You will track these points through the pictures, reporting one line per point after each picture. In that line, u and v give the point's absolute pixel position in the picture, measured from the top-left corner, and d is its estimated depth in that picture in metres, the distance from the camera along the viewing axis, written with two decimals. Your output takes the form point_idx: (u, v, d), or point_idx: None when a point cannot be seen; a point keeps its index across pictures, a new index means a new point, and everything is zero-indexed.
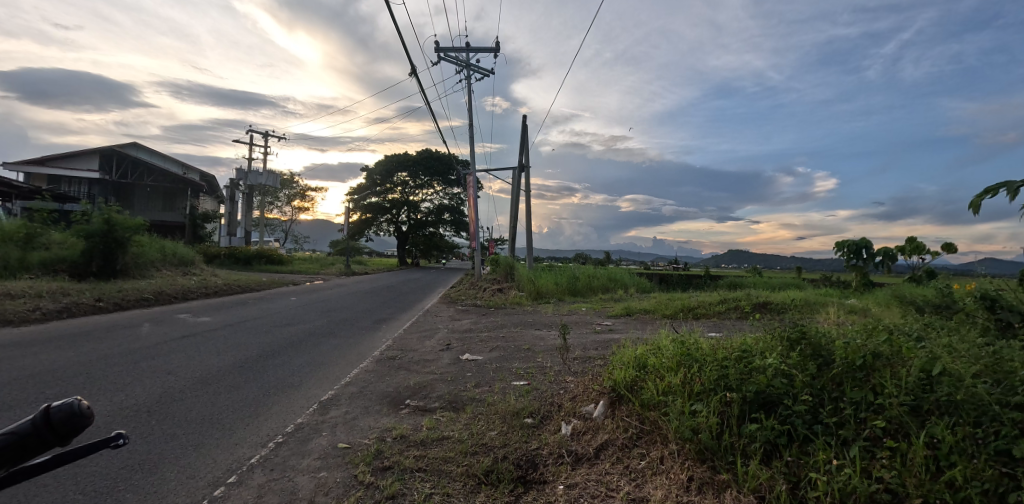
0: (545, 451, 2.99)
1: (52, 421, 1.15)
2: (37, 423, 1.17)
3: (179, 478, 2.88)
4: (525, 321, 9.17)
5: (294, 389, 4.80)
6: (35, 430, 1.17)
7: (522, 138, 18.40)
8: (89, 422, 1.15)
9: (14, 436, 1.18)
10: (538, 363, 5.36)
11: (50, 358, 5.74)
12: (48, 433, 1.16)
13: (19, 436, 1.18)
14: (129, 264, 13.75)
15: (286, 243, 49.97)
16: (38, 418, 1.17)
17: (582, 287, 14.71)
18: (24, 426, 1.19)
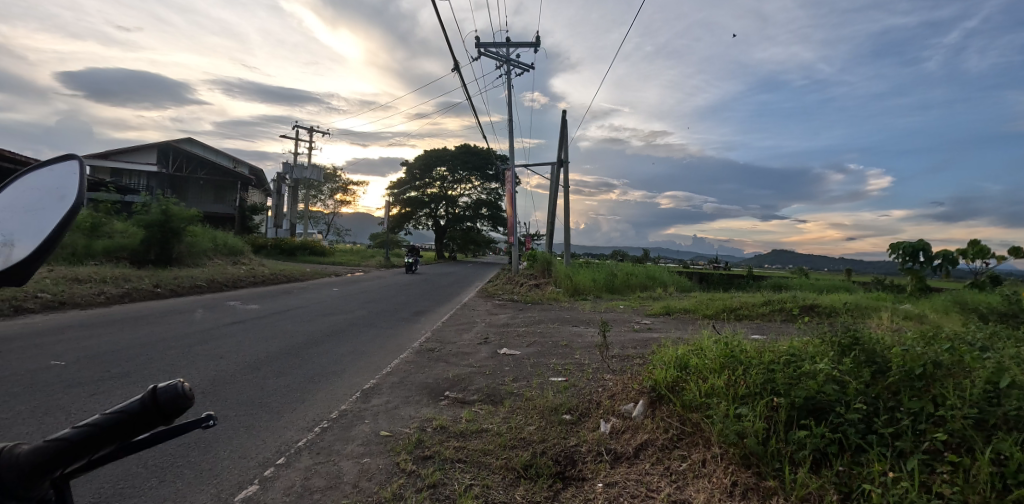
0: (584, 448, 2.96)
1: (152, 403, 0.93)
2: (122, 416, 0.93)
3: (231, 457, 3.03)
4: (561, 317, 9.15)
5: (338, 377, 4.93)
6: (124, 420, 0.94)
7: (562, 133, 18.15)
8: (189, 403, 0.94)
9: (65, 443, 0.92)
10: (575, 360, 5.34)
11: (113, 340, 6.12)
12: (147, 424, 0.94)
13: (74, 443, 0.92)
14: (183, 252, 14.55)
15: (328, 235, 51.49)
16: (123, 410, 0.94)
17: (620, 285, 14.51)
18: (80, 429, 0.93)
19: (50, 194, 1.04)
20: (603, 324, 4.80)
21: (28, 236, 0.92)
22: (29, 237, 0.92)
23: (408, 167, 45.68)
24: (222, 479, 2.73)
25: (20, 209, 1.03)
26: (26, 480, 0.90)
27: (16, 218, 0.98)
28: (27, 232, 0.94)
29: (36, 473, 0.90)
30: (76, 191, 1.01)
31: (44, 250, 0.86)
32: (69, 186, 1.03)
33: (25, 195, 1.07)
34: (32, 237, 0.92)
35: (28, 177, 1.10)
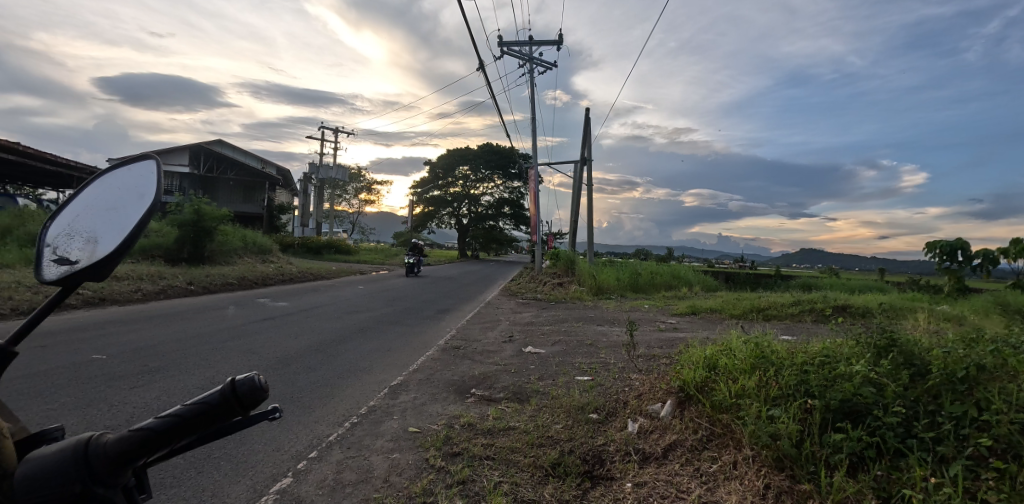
0: (612, 447, 2.94)
1: (232, 396, 0.94)
2: (203, 408, 0.95)
3: (265, 450, 3.11)
4: (586, 316, 9.11)
5: (365, 373, 5.01)
6: (205, 411, 0.95)
7: (585, 131, 18.04)
8: (268, 395, 0.95)
9: (150, 432, 0.93)
10: (601, 359, 5.31)
11: (151, 335, 6.36)
12: (227, 415, 0.95)
13: (159, 432, 0.93)
14: (215, 251, 14.99)
15: (353, 234, 52.35)
16: (204, 402, 0.95)
17: (643, 284, 14.36)
18: (164, 419, 0.95)
19: (128, 193, 1.08)
20: (629, 323, 4.77)
21: (111, 234, 0.96)
22: (112, 234, 0.96)
23: (430, 166, 46.11)
24: (257, 471, 2.81)
25: (99, 205, 1.08)
26: (110, 469, 0.91)
27: (99, 216, 1.04)
28: (109, 229, 0.99)
29: (121, 462, 0.92)
30: (153, 190, 1.05)
31: (124, 246, 0.89)
32: (145, 185, 1.07)
33: (104, 192, 1.12)
34: (114, 235, 0.96)
35: (108, 174, 1.15)
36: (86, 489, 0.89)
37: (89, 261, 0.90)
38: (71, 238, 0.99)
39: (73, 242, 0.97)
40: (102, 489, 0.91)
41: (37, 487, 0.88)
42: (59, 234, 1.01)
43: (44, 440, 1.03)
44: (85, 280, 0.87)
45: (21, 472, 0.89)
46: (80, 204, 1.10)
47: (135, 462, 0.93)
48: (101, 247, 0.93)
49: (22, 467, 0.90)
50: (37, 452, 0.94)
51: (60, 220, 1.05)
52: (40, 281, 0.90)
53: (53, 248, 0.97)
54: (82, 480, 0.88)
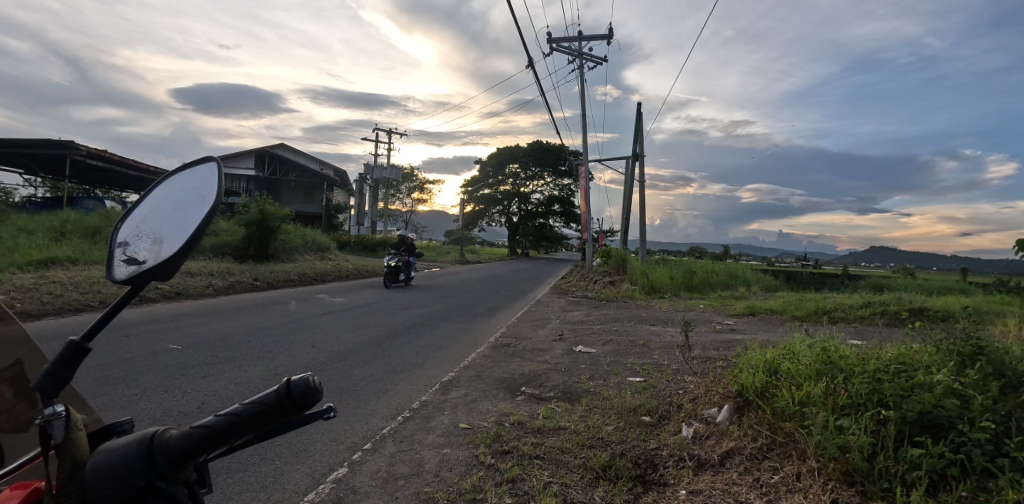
0: (665, 452, 2.86)
1: (287, 396, 0.86)
2: (258, 408, 0.86)
3: (324, 440, 3.25)
4: (638, 316, 8.91)
5: (418, 369, 5.14)
6: (260, 413, 0.87)
7: (637, 126, 17.62)
8: (322, 397, 0.86)
9: (209, 430, 0.86)
10: (654, 360, 5.17)
11: (221, 327, 6.83)
12: (281, 417, 0.86)
13: (218, 431, 0.87)
14: (279, 248, 15.89)
15: (406, 233, 53.92)
16: (259, 402, 0.87)
17: (699, 283, 13.88)
18: (222, 417, 0.88)
19: (191, 194, 1.12)
20: (685, 324, 4.63)
21: (175, 234, 1.00)
22: (175, 234, 0.99)
23: (480, 165, 46.69)
24: (316, 460, 2.95)
25: (165, 208, 1.11)
26: (172, 466, 0.86)
27: (164, 218, 1.07)
28: (172, 230, 1.02)
29: (182, 458, 0.86)
30: (214, 191, 1.08)
31: (187, 246, 0.92)
32: (207, 186, 1.10)
33: (169, 194, 1.16)
34: (177, 235, 0.99)
35: (173, 177, 1.19)
36: (151, 483, 0.85)
37: (155, 261, 0.93)
38: (138, 238, 1.03)
39: (140, 241, 1.01)
40: (165, 485, 0.86)
41: (107, 481, 0.84)
42: (128, 234, 1.06)
43: (112, 433, 1.07)
44: (151, 279, 0.90)
45: (94, 463, 0.87)
46: (146, 205, 1.14)
47: (195, 460, 0.87)
48: (165, 248, 0.96)
49: (95, 458, 0.88)
50: (111, 443, 0.91)
51: (129, 223, 1.08)
52: (111, 280, 0.94)
53: (121, 248, 1.02)
54: (146, 474, 0.84)
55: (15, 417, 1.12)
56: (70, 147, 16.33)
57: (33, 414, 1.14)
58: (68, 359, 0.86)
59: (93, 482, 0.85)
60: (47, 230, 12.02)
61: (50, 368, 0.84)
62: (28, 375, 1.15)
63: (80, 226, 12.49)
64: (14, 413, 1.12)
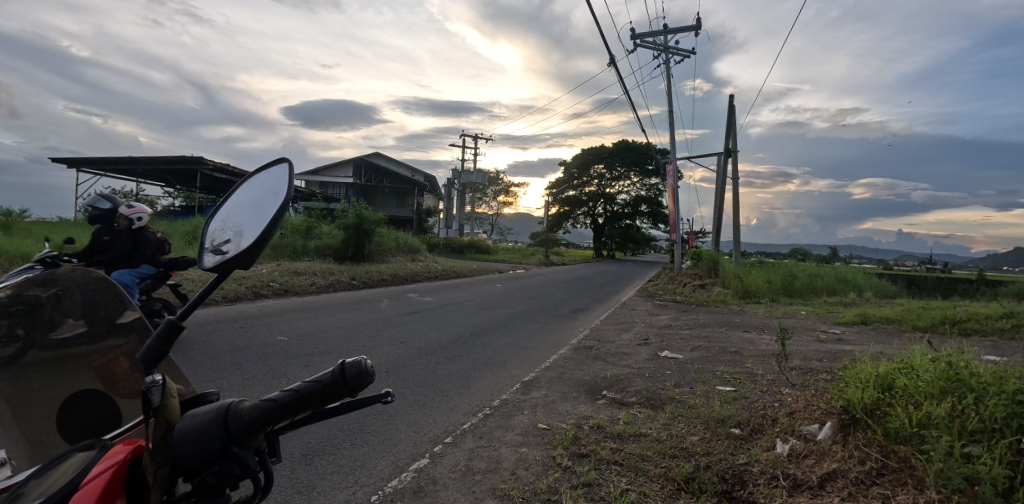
0: (756, 469, 2.65)
1: (342, 377, 0.94)
2: (316, 386, 0.95)
3: (409, 431, 3.43)
4: (731, 322, 8.38)
5: (499, 368, 5.24)
6: (318, 391, 0.95)
7: (729, 119, 16.55)
8: (372, 380, 0.92)
9: (275, 404, 0.95)
10: (747, 369, 4.82)
11: (323, 322, 7.47)
12: (336, 396, 0.94)
13: (282, 405, 0.95)
14: (374, 250, 17.02)
15: (492, 235, 55.22)
16: (318, 381, 0.95)
17: (801, 287, 12.72)
18: (287, 392, 0.97)
19: (266, 190, 1.24)
20: (783, 332, 4.27)
21: (254, 227, 1.11)
22: (254, 227, 1.11)
23: (563, 167, 46.62)
24: (400, 449, 3.12)
25: (247, 204, 1.24)
26: (245, 433, 0.95)
27: (245, 214, 1.19)
28: (253, 223, 1.14)
29: (254, 428, 0.95)
30: (286, 187, 1.18)
31: (264, 238, 1.03)
32: (280, 182, 1.21)
33: (250, 191, 1.28)
34: (256, 227, 1.10)
35: (253, 177, 1.32)
36: (226, 447, 0.94)
37: (238, 249, 1.05)
38: (225, 231, 1.16)
39: (227, 234, 1.14)
40: (238, 451, 0.95)
41: (190, 441, 0.94)
42: (216, 228, 1.19)
43: (202, 401, 1.20)
44: (237, 266, 1.02)
45: (181, 426, 0.96)
46: (231, 202, 1.28)
47: (266, 429, 0.96)
48: (245, 239, 1.08)
49: (182, 421, 0.98)
50: (196, 411, 1.00)
51: (218, 218, 1.22)
52: (202, 268, 1.07)
53: (211, 239, 1.15)
54: (221, 440, 0.94)
55: (130, 385, 1.31)
56: (200, 162, 18.72)
57: (142, 384, 1.32)
58: (168, 335, 0.99)
59: (179, 443, 0.95)
60: (183, 235, 13.87)
61: (152, 342, 0.98)
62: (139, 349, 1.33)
63: None
64: (127, 382, 1.30)
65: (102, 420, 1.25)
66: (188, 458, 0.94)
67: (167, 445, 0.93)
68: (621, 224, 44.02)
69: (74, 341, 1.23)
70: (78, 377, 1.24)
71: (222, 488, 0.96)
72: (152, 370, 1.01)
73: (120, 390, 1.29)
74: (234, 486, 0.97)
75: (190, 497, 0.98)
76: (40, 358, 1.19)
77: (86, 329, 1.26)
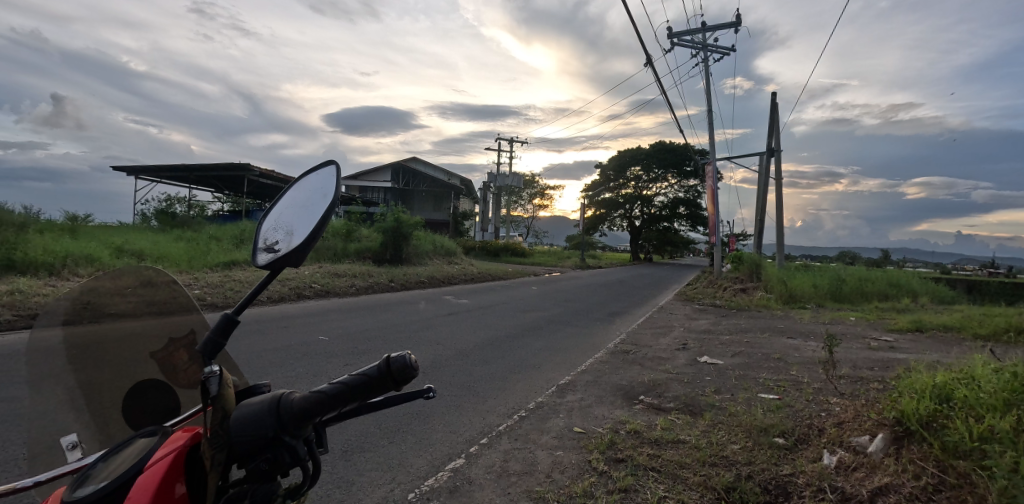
0: (801, 480, 2.55)
1: (387, 371, 1.01)
2: (363, 379, 1.03)
3: (445, 431, 3.48)
4: (775, 327, 8.08)
5: (535, 370, 5.24)
6: (366, 384, 1.03)
7: (772, 118, 16.01)
8: (417, 374, 0.99)
9: (323, 395, 1.01)
10: (792, 376, 4.64)
11: (362, 323, 7.67)
12: (382, 390, 1.02)
13: (329, 396, 1.01)
14: (411, 253, 17.34)
15: (527, 239, 55.23)
16: (364, 374, 1.03)
17: (850, 292, 12.12)
18: (336, 385, 1.03)
19: (315, 192, 1.28)
20: (831, 338, 4.09)
21: (303, 228, 1.16)
22: (304, 228, 1.15)
23: (599, 169, 46.18)
24: (437, 448, 3.17)
25: (297, 204, 1.29)
26: (296, 421, 0.98)
27: (295, 214, 1.25)
28: (302, 224, 1.19)
29: (305, 417, 0.99)
30: (334, 190, 1.23)
31: (313, 238, 1.07)
32: (329, 185, 1.26)
33: (299, 191, 1.34)
34: (305, 228, 1.15)
35: (304, 178, 1.37)
36: (278, 435, 0.97)
37: (288, 249, 1.10)
38: (276, 230, 1.21)
39: (277, 234, 1.19)
40: (289, 439, 0.98)
41: (244, 428, 0.97)
42: (267, 227, 1.25)
43: (253, 393, 1.25)
44: (287, 264, 1.07)
45: (237, 413, 0.99)
46: (282, 202, 1.33)
47: (315, 419, 1.00)
48: (295, 239, 1.13)
49: (236, 409, 1.01)
50: (249, 400, 1.03)
51: (270, 217, 1.28)
52: (254, 265, 1.12)
53: (263, 238, 1.21)
54: (274, 427, 0.97)
55: (189, 376, 1.34)
56: (247, 169, 19.60)
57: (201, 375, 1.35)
58: (225, 329, 1.05)
59: (235, 429, 0.97)
60: (232, 238, 14.56)
61: (212, 334, 1.04)
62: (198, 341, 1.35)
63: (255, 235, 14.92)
64: (187, 373, 1.33)
65: (165, 409, 1.30)
66: (243, 444, 0.96)
67: (224, 430, 0.96)
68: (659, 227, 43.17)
69: (136, 335, 1.28)
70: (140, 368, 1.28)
71: (274, 475, 0.98)
72: (210, 361, 1.07)
73: (181, 381, 1.32)
74: (285, 474, 1.00)
75: (241, 484, 1.00)
76: (105, 352, 1.27)
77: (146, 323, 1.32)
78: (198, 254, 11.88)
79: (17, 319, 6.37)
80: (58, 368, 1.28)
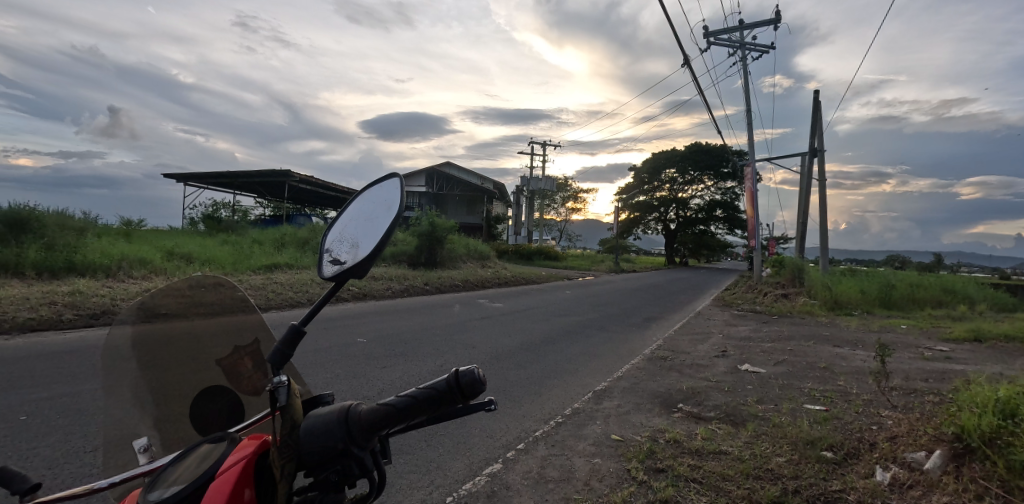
0: (852, 497, 2.43)
1: (455, 385, 0.95)
2: (430, 393, 0.97)
3: (481, 435, 3.49)
4: (820, 335, 7.74)
5: (570, 376, 5.20)
6: (433, 397, 0.97)
7: (815, 116, 15.42)
8: (486, 389, 0.92)
9: (390, 409, 0.98)
10: (839, 387, 4.44)
11: (399, 325, 7.81)
12: (450, 404, 0.96)
13: (396, 410, 0.97)
14: (445, 257, 17.54)
15: (561, 243, 54.91)
16: (432, 388, 0.98)
17: (900, 299, 11.51)
18: (402, 398, 1.00)
19: (379, 204, 1.30)
20: (883, 348, 3.89)
21: (367, 240, 1.18)
22: (368, 240, 1.17)
23: (633, 171, 45.53)
24: (474, 452, 3.18)
25: (361, 216, 1.31)
26: (363, 435, 0.98)
27: (360, 226, 1.27)
28: (366, 236, 1.21)
29: (370, 431, 0.98)
30: (397, 202, 1.24)
31: (377, 250, 1.08)
32: (392, 196, 1.28)
33: (363, 204, 1.36)
34: (369, 241, 1.17)
35: (368, 190, 1.40)
36: (347, 447, 0.97)
37: (354, 261, 1.11)
38: (341, 242, 1.24)
39: (342, 246, 1.22)
40: (357, 452, 0.98)
41: (314, 440, 0.98)
42: (333, 240, 1.28)
43: (318, 403, 1.22)
44: (351, 277, 1.08)
45: (305, 425, 1.00)
46: (348, 214, 1.36)
47: (381, 432, 0.98)
48: (360, 251, 1.14)
49: (305, 420, 1.02)
50: (318, 410, 1.05)
51: (337, 229, 1.31)
52: (320, 277, 1.15)
53: (329, 251, 1.24)
54: (343, 440, 0.97)
55: (252, 384, 1.39)
56: (287, 175, 20.30)
57: (264, 383, 1.41)
58: (292, 339, 1.07)
59: (305, 440, 0.98)
60: (273, 241, 15.10)
61: (279, 345, 1.05)
62: (262, 350, 1.41)
63: (295, 239, 15.43)
64: (251, 380, 1.39)
65: (229, 414, 1.34)
66: (312, 456, 0.97)
67: (294, 441, 0.98)
68: (695, 230, 42.14)
69: (206, 340, 1.35)
70: (209, 374, 1.34)
71: (342, 485, 1.01)
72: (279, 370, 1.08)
73: (244, 388, 1.38)
74: (353, 484, 1.02)
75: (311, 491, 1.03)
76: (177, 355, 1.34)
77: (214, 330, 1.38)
78: (242, 257, 12.37)
79: (77, 319, 6.77)
80: (132, 372, 1.33)
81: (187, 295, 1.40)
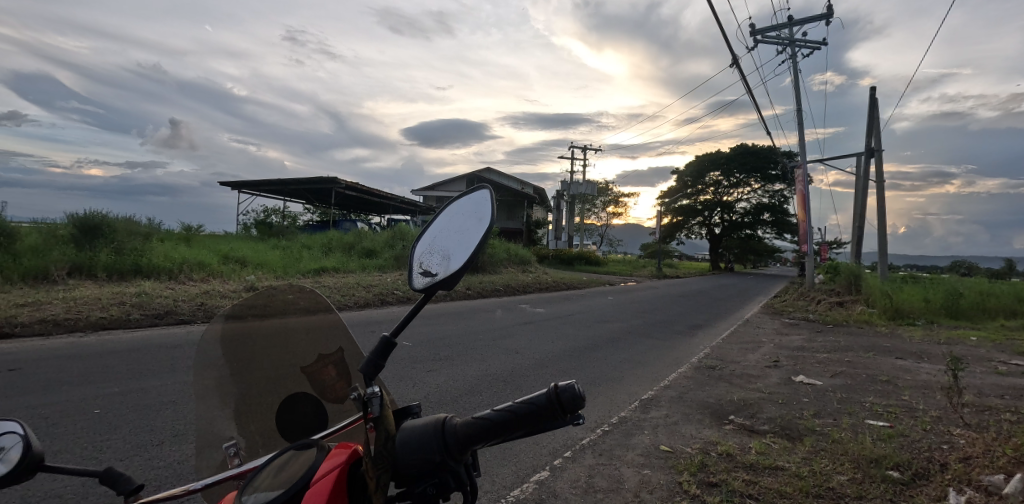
0: None
1: (555, 400, 0.91)
2: (528, 407, 0.94)
3: (528, 441, 3.49)
4: (881, 346, 7.29)
5: (615, 383, 5.11)
6: (532, 413, 0.93)
7: (872, 114, 14.60)
8: (587, 405, 0.89)
9: (487, 422, 0.96)
10: (903, 402, 4.17)
11: (442, 329, 7.92)
12: (549, 420, 0.93)
13: (494, 424, 0.95)
14: (486, 261, 17.65)
15: (602, 247, 54.20)
16: (529, 402, 0.95)
17: (969, 308, 10.71)
18: (499, 412, 0.97)
19: (470, 216, 1.32)
20: (954, 361, 3.62)
21: (459, 252, 1.19)
22: (459, 253, 1.18)
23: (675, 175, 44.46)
24: (521, 458, 3.18)
25: (450, 226, 1.33)
26: (460, 448, 0.97)
27: (450, 237, 1.29)
28: (457, 247, 1.22)
29: (467, 444, 0.96)
30: (489, 215, 1.25)
31: (470, 262, 1.09)
32: (483, 210, 1.29)
33: (451, 215, 1.38)
34: (461, 253, 1.18)
35: (455, 202, 1.42)
36: (444, 461, 0.96)
37: (447, 273, 1.13)
38: (431, 254, 1.26)
39: (433, 257, 1.24)
40: (454, 464, 0.98)
41: (410, 451, 0.96)
42: (422, 249, 1.30)
43: (407, 415, 1.19)
44: (443, 287, 1.09)
45: (402, 436, 0.99)
46: (436, 224, 1.39)
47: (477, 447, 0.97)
48: (452, 263, 1.16)
49: (401, 431, 1.01)
50: (411, 422, 1.04)
51: (425, 239, 1.33)
52: (413, 288, 1.17)
53: (419, 260, 1.26)
54: (440, 453, 0.96)
55: (336, 391, 1.40)
56: (333, 182, 21.01)
57: (347, 391, 1.41)
58: (383, 350, 1.04)
59: (400, 452, 0.97)
60: (320, 246, 15.65)
61: (371, 356, 1.03)
62: (346, 358, 1.42)
63: (342, 243, 15.95)
64: (335, 388, 1.40)
65: (313, 421, 1.38)
66: (409, 468, 0.96)
67: (389, 453, 0.97)
68: (742, 234, 40.66)
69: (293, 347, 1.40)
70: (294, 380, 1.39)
71: (439, 497, 1.00)
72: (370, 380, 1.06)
73: (329, 395, 1.40)
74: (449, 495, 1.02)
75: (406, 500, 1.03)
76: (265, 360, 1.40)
77: (300, 338, 1.42)
78: (292, 261, 12.90)
79: (144, 318, 7.22)
80: (224, 377, 1.40)
81: (273, 303, 1.47)
